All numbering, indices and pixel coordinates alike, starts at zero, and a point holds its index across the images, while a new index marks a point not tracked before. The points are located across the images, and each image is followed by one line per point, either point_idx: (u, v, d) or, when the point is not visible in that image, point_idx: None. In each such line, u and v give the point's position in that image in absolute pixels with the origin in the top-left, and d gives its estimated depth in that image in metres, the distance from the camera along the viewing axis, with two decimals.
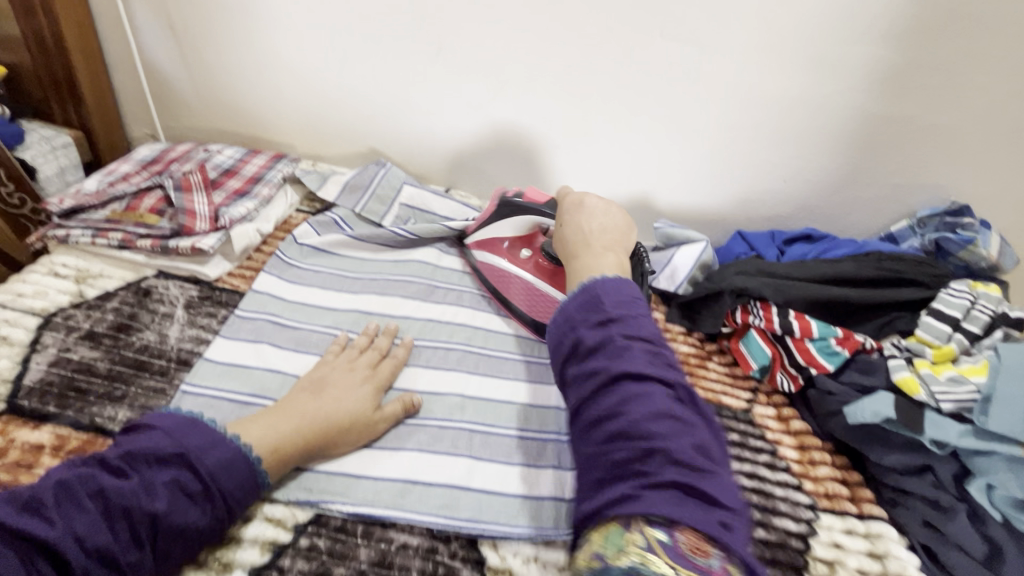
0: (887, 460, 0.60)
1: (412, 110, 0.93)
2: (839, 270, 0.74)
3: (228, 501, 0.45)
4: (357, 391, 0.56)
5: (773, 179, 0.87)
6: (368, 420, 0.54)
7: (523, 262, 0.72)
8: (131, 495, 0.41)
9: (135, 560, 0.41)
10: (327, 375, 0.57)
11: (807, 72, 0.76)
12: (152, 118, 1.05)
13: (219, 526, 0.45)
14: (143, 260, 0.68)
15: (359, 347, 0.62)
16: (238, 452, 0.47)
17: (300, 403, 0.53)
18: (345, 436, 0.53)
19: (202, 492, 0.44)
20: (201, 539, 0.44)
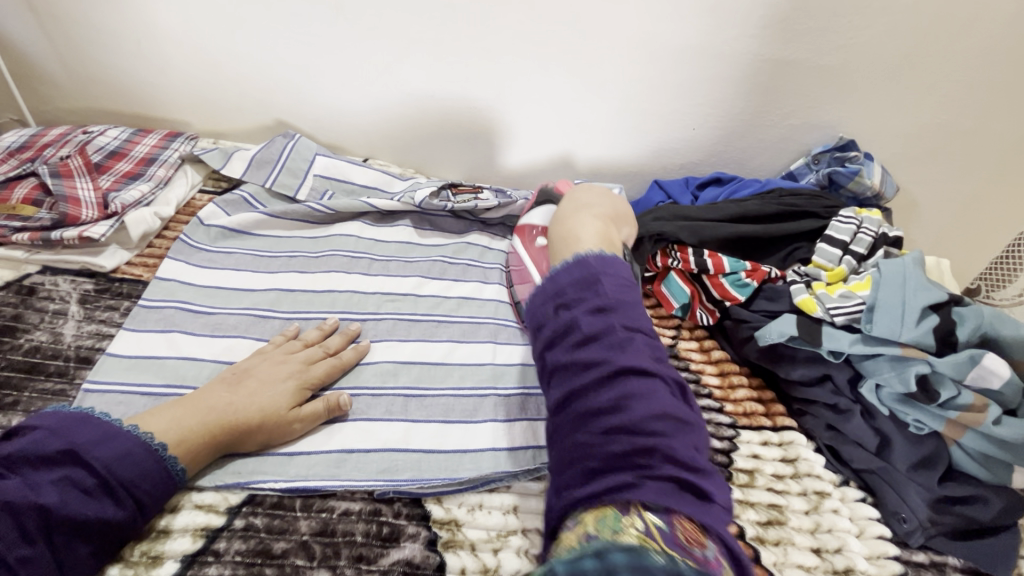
0: (794, 374, 0.66)
1: (317, 78, 0.88)
2: (744, 208, 0.79)
3: (134, 492, 0.43)
4: (279, 388, 0.52)
5: (683, 128, 0.90)
6: (284, 419, 0.51)
7: (540, 251, 0.70)
8: (12, 490, 0.39)
9: (28, 556, 0.38)
10: (256, 369, 0.54)
11: (704, 21, 0.78)
12: (19, 101, 0.93)
13: (129, 519, 0.43)
14: (23, 256, 0.61)
15: (303, 341, 0.59)
16: (138, 442, 0.45)
17: (213, 396, 0.50)
18: (255, 434, 0.50)
19: (100, 485, 0.42)
20: (108, 534, 0.42)
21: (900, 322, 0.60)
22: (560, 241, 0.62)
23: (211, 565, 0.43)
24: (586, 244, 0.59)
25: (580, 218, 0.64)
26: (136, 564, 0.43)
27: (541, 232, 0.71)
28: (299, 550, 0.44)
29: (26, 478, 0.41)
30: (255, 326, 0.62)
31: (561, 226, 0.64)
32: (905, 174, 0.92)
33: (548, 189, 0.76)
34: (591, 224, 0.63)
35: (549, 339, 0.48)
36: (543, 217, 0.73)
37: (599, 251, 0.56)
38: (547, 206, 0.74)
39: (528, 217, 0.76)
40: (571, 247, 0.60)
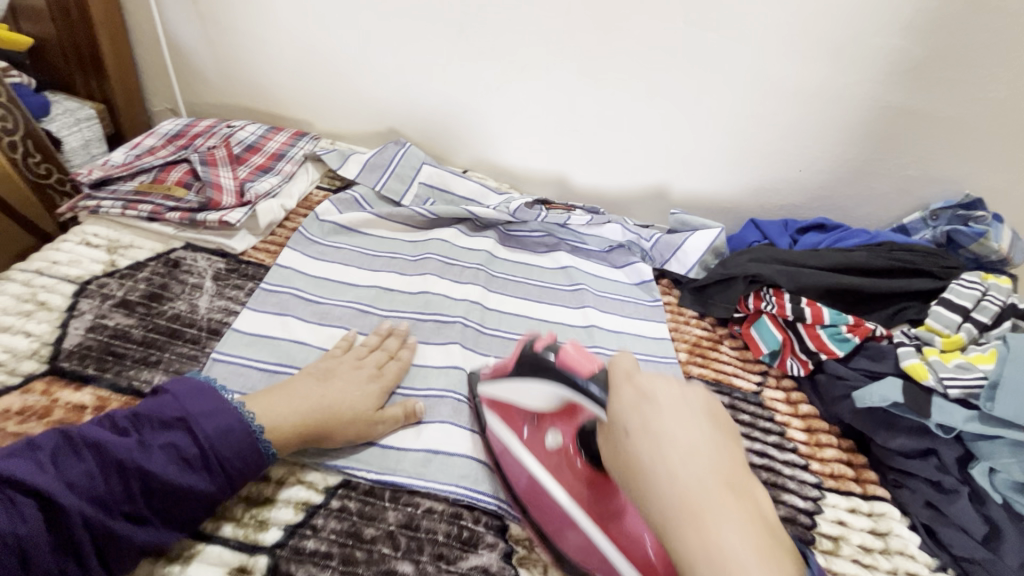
0: (892, 443, 0.62)
1: (432, 91, 0.94)
2: (851, 259, 0.75)
3: (226, 468, 0.46)
4: (364, 388, 0.56)
5: (788, 169, 0.88)
6: (365, 418, 0.54)
7: (549, 457, 0.52)
8: (125, 449, 0.44)
9: (129, 509, 0.43)
10: (338, 370, 0.57)
11: (829, 63, 0.76)
12: (173, 93, 1.05)
13: (218, 493, 0.46)
14: (172, 232, 0.69)
15: (367, 345, 0.61)
16: (239, 420, 0.48)
17: (303, 389, 0.53)
18: (337, 432, 0.52)
19: (200, 456, 0.45)
20: (199, 503, 0.45)
21: None
22: (637, 468, 0.39)
23: (309, 538, 0.46)
24: (732, 527, 0.35)
25: (668, 398, 0.41)
26: (245, 525, 0.47)
27: (553, 427, 0.53)
28: (387, 539, 0.47)
29: (141, 438, 0.45)
30: (358, 319, 0.66)
31: (631, 419, 0.41)
32: None
33: (534, 354, 0.53)
34: (695, 432, 0.39)
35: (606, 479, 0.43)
36: (532, 398, 0.52)
37: (736, 511, 0.36)
38: (547, 386, 0.50)
39: (489, 391, 0.57)
40: (708, 543, 0.34)
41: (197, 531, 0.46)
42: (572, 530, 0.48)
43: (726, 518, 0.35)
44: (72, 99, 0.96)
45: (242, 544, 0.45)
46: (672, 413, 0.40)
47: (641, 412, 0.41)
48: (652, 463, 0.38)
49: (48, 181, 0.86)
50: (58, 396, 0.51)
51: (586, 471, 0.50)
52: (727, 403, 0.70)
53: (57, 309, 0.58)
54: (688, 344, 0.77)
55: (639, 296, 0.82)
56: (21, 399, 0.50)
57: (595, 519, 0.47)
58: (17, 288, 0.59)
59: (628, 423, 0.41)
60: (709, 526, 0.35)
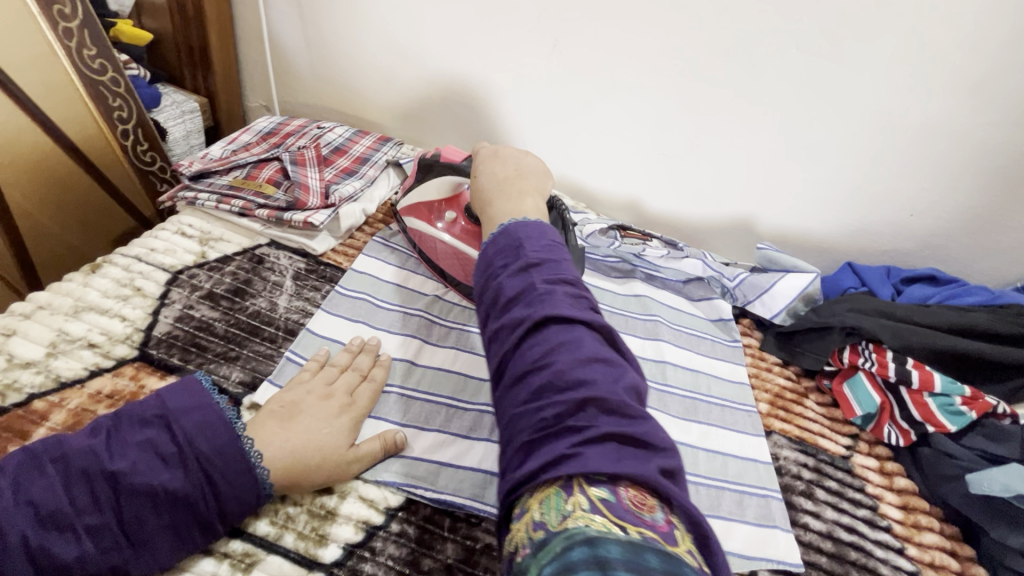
0: (1011, 541, 0.54)
1: (517, 105, 0.93)
2: (967, 321, 0.67)
3: (206, 467, 0.44)
4: (333, 424, 0.51)
5: (897, 213, 0.80)
6: (341, 457, 0.50)
7: (449, 227, 0.68)
8: (88, 458, 0.42)
9: (97, 523, 0.41)
10: (304, 405, 0.52)
11: (960, 100, 0.69)
12: (269, 91, 1.09)
13: (197, 496, 0.43)
14: (259, 228, 0.71)
15: (337, 366, 0.57)
16: (217, 416, 0.46)
17: (269, 428, 0.49)
18: (316, 474, 0.48)
19: (175, 454, 0.44)
20: (178, 507, 0.43)
21: None
22: (491, 222, 0.55)
23: (367, 561, 0.46)
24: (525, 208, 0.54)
25: (503, 173, 0.61)
26: (307, 537, 0.47)
27: (448, 208, 0.69)
28: (444, 573, 0.46)
29: (115, 439, 0.44)
30: (425, 329, 0.65)
31: (478, 179, 0.62)
32: None
33: (426, 162, 0.70)
34: (497, 171, 0.62)
35: (485, 310, 0.43)
36: (436, 190, 0.69)
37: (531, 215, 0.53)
38: (441, 181, 0.69)
39: (413, 222, 0.70)
40: (517, 212, 0.54)
41: (258, 538, 0.46)
42: None
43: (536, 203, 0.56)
44: (179, 92, 1.02)
45: (301, 556, 0.45)
46: (513, 193, 0.58)
47: (488, 159, 0.64)
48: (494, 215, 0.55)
49: (152, 169, 0.91)
50: (145, 382, 0.53)
51: (470, 231, 0.67)
52: (810, 466, 0.64)
53: (151, 296, 0.60)
54: (769, 395, 0.71)
55: (715, 334, 0.76)
56: (112, 381, 0.52)
57: None
58: (118, 272, 0.62)
59: (482, 175, 0.62)
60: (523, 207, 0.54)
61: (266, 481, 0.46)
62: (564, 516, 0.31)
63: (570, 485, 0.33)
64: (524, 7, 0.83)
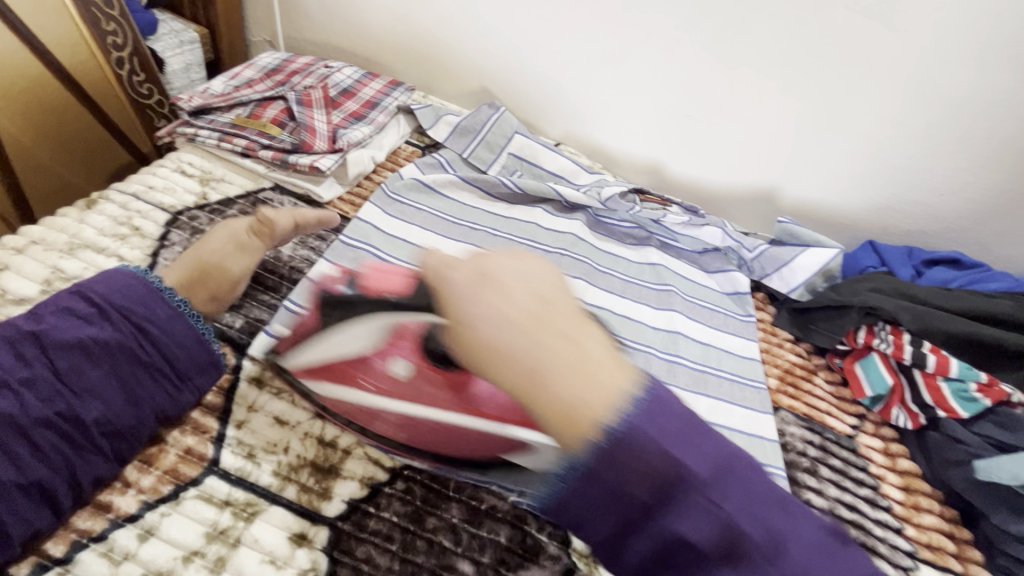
0: (1012, 527, 0.54)
1: (538, 53, 0.87)
2: (989, 307, 0.65)
3: (132, 316, 0.47)
4: (235, 257, 0.55)
5: (928, 192, 0.76)
6: (220, 259, 0.54)
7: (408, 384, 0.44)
8: (13, 328, 0.45)
9: (28, 377, 0.43)
10: (208, 247, 0.54)
11: (1011, 73, 0.65)
12: (274, 25, 1.03)
13: (131, 344, 0.46)
14: (263, 171, 0.68)
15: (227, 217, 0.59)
16: (119, 276, 0.49)
17: (188, 279, 0.53)
18: (208, 284, 0.53)
19: (97, 313, 0.47)
20: (114, 356, 0.46)
21: None
22: (533, 365, 0.33)
23: (371, 516, 0.45)
24: (594, 370, 0.33)
25: (513, 275, 0.37)
26: (311, 490, 0.46)
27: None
28: (448, 531, 0.46)
29: (37, 315, 0.46)
30: None
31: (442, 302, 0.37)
32: None
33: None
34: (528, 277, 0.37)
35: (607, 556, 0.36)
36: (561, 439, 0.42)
37: (613, 364, 0.34)
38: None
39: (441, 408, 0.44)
40: (567, 383, 0.33)
41: (261, 489, 0.46)
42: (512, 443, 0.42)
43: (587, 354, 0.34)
44: (178, 20, 0.96)
45: (304, 508, 0.45)
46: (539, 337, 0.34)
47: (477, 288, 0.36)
48: (523, 355, 0.34)
49: (149, 102, 0.87)
50: None
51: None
52: (816, 443, 0.63)
53: (150, 237, 0.58)
54: (779, 370, 0.70)
55: (729, 307, 0.74)
56: None
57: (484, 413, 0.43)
58: (114, 210, 0.59)
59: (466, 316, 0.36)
60: (548, 372, 0.33)
61: (203, 325, 0.50)
62: None
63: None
64: None
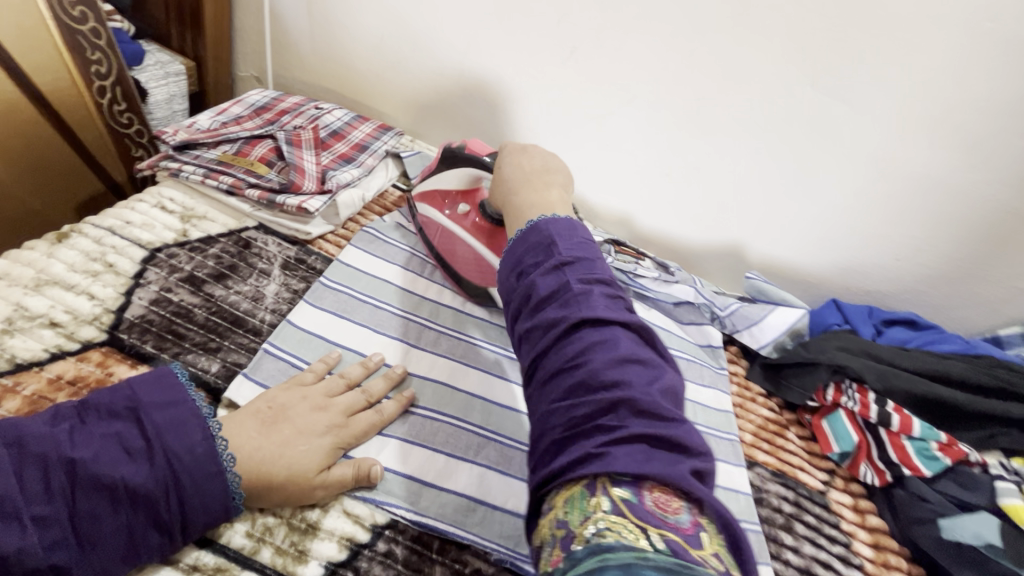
0: None
1: (525, 105, 0.91)
2: (944, 368, 0.69)
3: (177, 463, 0.40)
4: (313, 443, 0.47)
5: (884, 256, 0.82)
6: (307, 483, 0.45)
7: None
8: (48, 443, 0.38)
9: (44, 515, 0.36)
10: (294, 410, 0.48)
11: (955, 154, 0.71)
12: (264, 62, 1.03)
13: (162, 498, 0.39)
14: (248, 210, 0.66)
15: (345, 381, 0.53)
16: (206, 445, 0.41)
17: (245, 428, 0.45)
18: (275, 493, 0.44)
19: (144, 448, 0.40)
20: (138, 507, 0.39)
21: None
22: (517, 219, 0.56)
23: None
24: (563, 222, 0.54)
25: (542, 158, 0.62)
26: (285, 552, 0.43)
27: (460, 202, 0.68)
28: None
29: (78, 430, 0.40)
30: (416, 333, 0.62)
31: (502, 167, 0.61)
32: None
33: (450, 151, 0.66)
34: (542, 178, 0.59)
35: (516, 310, 0.46)
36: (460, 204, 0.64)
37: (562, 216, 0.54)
38: (459, 172, 0.66)
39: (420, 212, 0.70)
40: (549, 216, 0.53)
41: (232, 552, 0.43)
42: None
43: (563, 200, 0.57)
44: (165, 53, 0.96)
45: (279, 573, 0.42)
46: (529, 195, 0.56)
47: (509, 154, 0.62)
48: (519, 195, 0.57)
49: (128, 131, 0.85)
50: (114, 370, 0.48)
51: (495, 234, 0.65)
52: (790, 499, 0.65)
53: (124, 274, 0.55)
54: (753, 426, 0.72)
55: (703, 359, 0.76)
56: (75, 367, 0.47)
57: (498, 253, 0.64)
58: (87, 244, 0.56)
59: (505, 167, 0.60)
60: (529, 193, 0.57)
61: (235, 489, 0.42)
62: (585, 517, 0.34)
63: (594, 484, 0.35)
64: (543, 9, 0.81)
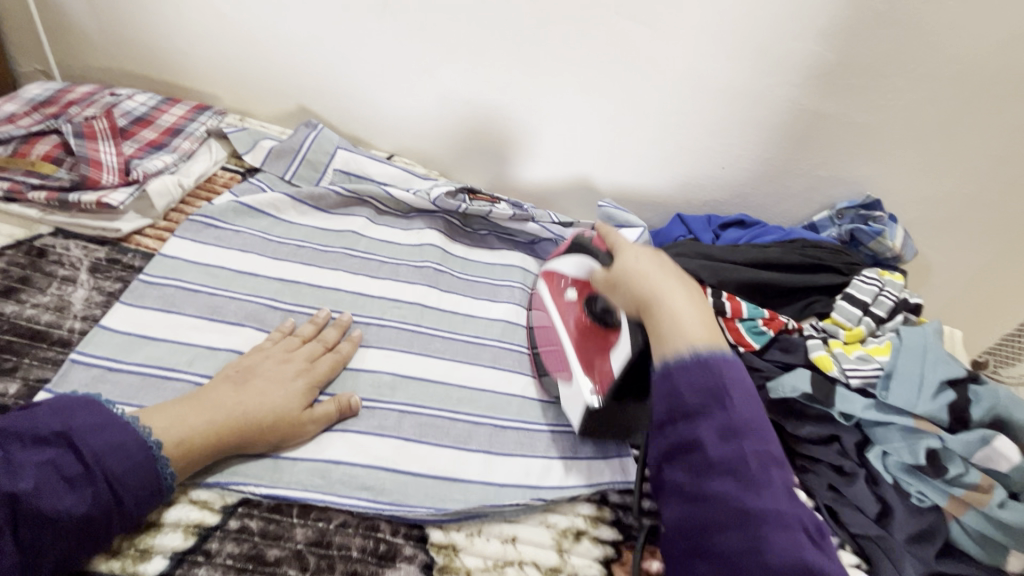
0: (801, 430, 0.65)
1: (352, 65, 0.87)
2: (766, 255, 0.78)
3: (83, 466, 0.40)
4: (289, 387, 0.51)
5: (713, 166, 0.89)
6: (295, 418, 0.50)
7: None
8: None
9: None
10: (262, 368, 0.52)
11: (748, 63, 0.78)
12: (47, 51, 0.91)
13: (76, 503, 0.39)
14: (37, 215, 0.60)
15: (301, 336, 0.57)
16: (133, 435, 0.43)
17: (174, 416, 0.46)
18: (264, 437, 0.48)
19: (31, 466, 0.39)
20: (49, 521, 0.38)
21: (916, 394, 0.61)
22: (652, 299, 0.46)
23: (201, 566, 0.42)
24: (692, 316, 0.44)
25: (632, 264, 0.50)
26: (124, 556, 0.42)
27: (574, 286, 0.62)
28: (293, 559, 0.44)
29: None
30: (259, 314, 0.60)
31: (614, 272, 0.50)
32: (924, 238, 0.90)
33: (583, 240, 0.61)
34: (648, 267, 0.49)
35: (668, 449, 0.40)
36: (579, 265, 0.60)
37: (703, 334, 0.42)
38: (584, 258, 0.58)
39: (552, 263, 0.66)
40: (678, 315, 0.44)
41: None
42: (566, 367, 0.60)
43: (680, 293, 0.46)
44: None
45: None
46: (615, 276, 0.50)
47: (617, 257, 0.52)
48: (649, 290, 0.47)
49: None
50: None
51: (588, 332, 0.60)
52: None
53: None
54: None
55: None
56: None
57: (575, 344, 0.59)
58: None
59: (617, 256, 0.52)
60: (654, 291, 0.46)
61: (166, 471, 0.43)
62: None
63: None
64: None
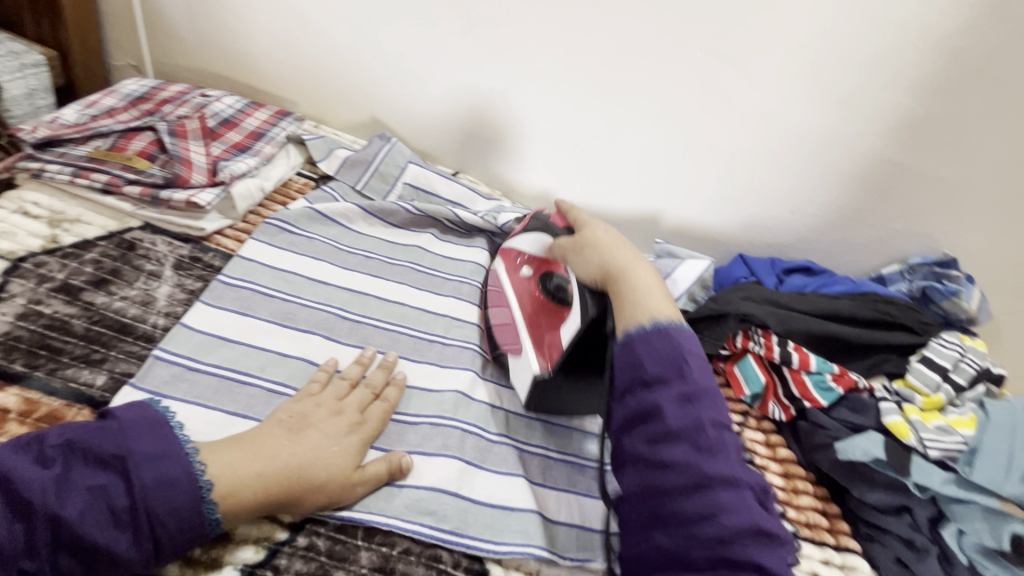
0: (869, 497, 0.62)
1: (428, 81, 0.89)
2: (834, 307, 0.75)
3: (132, 499, 0.40)
4: (342, 442, 0.48)
5: (783, 209, 0.87)
6: (347, 479, 0.47)
7: None
8: None
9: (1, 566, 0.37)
10: (314, 419, 0.49)
11: (831, 110, 0.76)
12: (140, 45, 0.95)
13: (119, 536, 0.39)
14: (129, 209, 0.62)
15: (349, 380, 0.54)
16: (186, 471, 0.41)
17: (225, 462, 0.43)
18: (314, 495, 0.45)
19: (88, 490, 0.39)
20: (93, 549, 0.39)
21: (1002, 474, 0.59)
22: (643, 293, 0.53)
23: None
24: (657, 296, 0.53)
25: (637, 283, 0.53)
26: (198, 561, 0.43)
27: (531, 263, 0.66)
28: None
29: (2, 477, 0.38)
30: (328, 324, 0.60)
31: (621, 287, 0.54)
32: (1003, 304, 0.86)
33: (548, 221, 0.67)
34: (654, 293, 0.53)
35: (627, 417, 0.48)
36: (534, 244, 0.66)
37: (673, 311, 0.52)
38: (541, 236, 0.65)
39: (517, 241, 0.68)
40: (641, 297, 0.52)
41: None
42: (518, 343, 0.62)
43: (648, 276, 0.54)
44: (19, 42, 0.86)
45: None
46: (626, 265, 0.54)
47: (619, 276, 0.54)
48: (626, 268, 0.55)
49: None
50: None
51: (546, 308, 0.62)
52: None
53: None
54: None
55: None
56: None
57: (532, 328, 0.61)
58: None
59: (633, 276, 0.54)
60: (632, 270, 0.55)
61: (212, 514, 0.42)
62: None
63: None
64: None
